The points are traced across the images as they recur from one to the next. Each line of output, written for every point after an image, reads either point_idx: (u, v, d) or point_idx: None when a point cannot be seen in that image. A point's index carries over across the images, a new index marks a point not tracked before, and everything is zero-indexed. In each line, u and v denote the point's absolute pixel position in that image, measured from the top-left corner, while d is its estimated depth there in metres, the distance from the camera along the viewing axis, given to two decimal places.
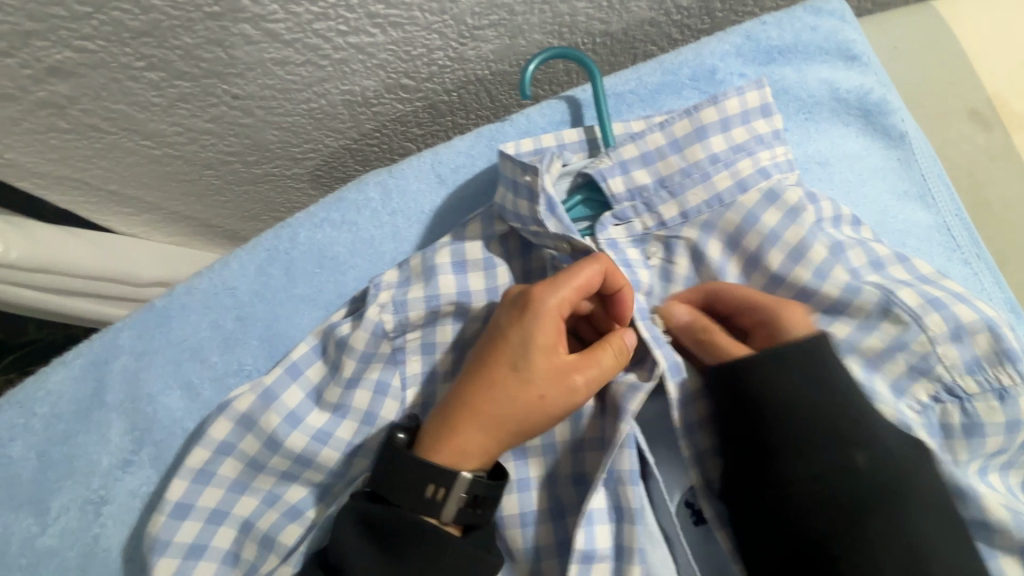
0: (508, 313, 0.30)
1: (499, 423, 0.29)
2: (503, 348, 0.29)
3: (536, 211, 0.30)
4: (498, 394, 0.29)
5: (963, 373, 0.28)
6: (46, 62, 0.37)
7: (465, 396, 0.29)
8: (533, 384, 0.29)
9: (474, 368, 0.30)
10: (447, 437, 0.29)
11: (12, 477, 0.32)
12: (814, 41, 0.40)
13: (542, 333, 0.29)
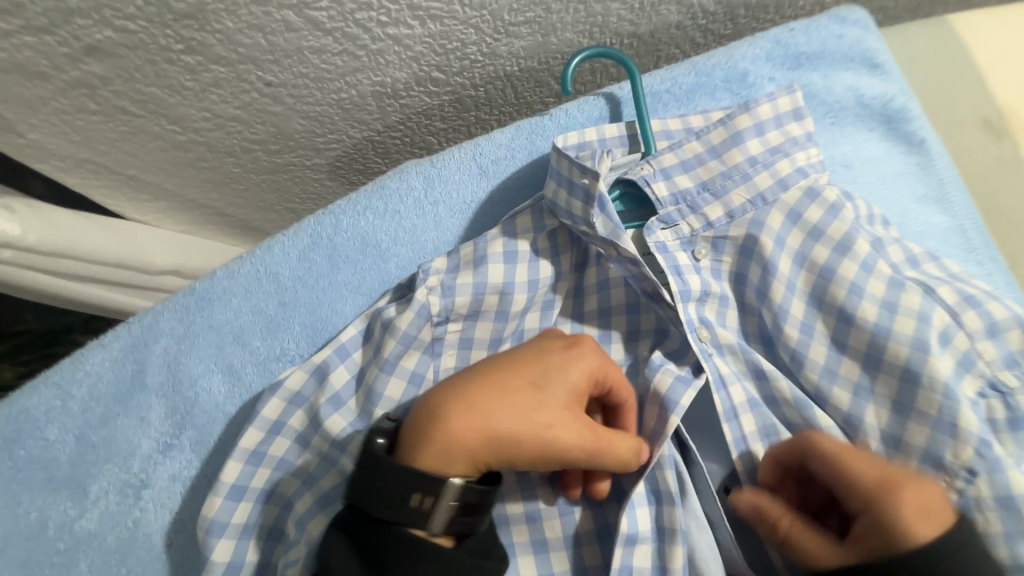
0: (549, 342, 0.30)
1: (492, 431, 0.27)
2: (535, 360, 0.29)
3: (588, 212, 0.31)
4: (507, 408, 0.27)
5: (1002, 368, 0.30)
6: (85, 41, 0.36)
7: (474, 397, 0.27)
8: (546, 413, 0.28)
9: (495, 372, 0.28)
10: (440, 436, 0.26)
11: (50, 459, 0.32)
12: (840, 49, 0.42)
13: (576, 374, 0.29)
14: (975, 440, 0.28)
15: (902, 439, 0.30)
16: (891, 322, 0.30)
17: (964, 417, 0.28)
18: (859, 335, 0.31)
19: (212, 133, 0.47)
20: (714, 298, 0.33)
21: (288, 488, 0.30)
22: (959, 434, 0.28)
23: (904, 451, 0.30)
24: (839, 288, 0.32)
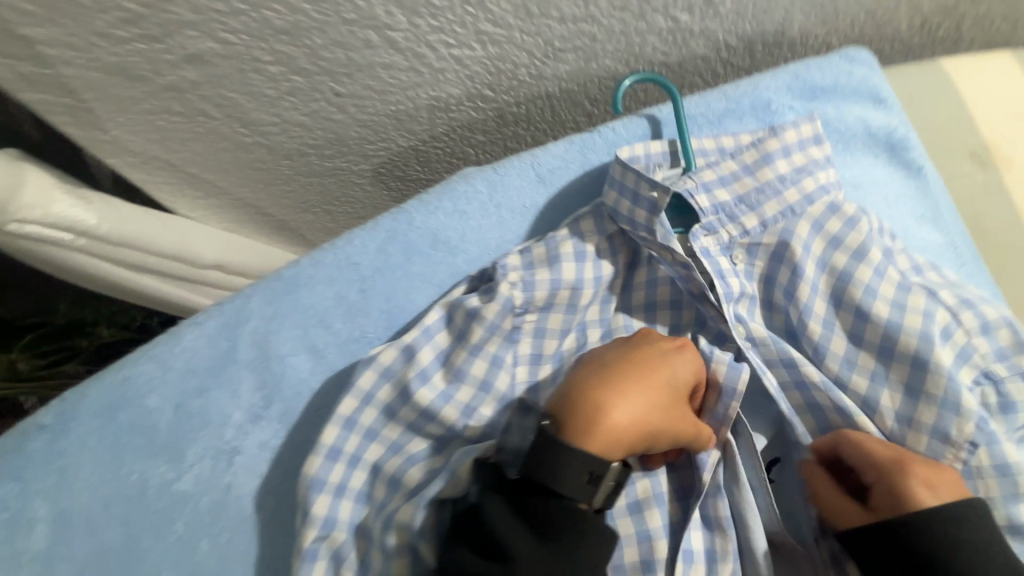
0: (660, 343, 0.34)
1: (643, 426, 0.31)
2: (666, 363, 0.33)
3: (652, 221, 0.36)
4: (651, 400, 0.32)
5: (993, 359, 0.35)
6: (188, 50, 0.40)
7: (625, 395, 0.31)
8: (674, 405, 0.33)
9: (636, 373, 0.32)
10: (605, 430, 0.30)
11: (151, 426, 0.35)
12: (849, 85, 0.48)
13: (685, 371, 0.34)
14: (973, 419, 0.33)
15: (913, 420, 0.34)
16: (901, 319, 0.35)
17: (964, 401, 0.33)
18: (874, 330, 0.36)
19: (276, 137, 0.51)
20: (747, 298, 0.38)
21: (375, 452, 0.34)
22: (959, 414, 0.33)
23: (914, 430, 0.34)
24: (857, 289, 0.36)
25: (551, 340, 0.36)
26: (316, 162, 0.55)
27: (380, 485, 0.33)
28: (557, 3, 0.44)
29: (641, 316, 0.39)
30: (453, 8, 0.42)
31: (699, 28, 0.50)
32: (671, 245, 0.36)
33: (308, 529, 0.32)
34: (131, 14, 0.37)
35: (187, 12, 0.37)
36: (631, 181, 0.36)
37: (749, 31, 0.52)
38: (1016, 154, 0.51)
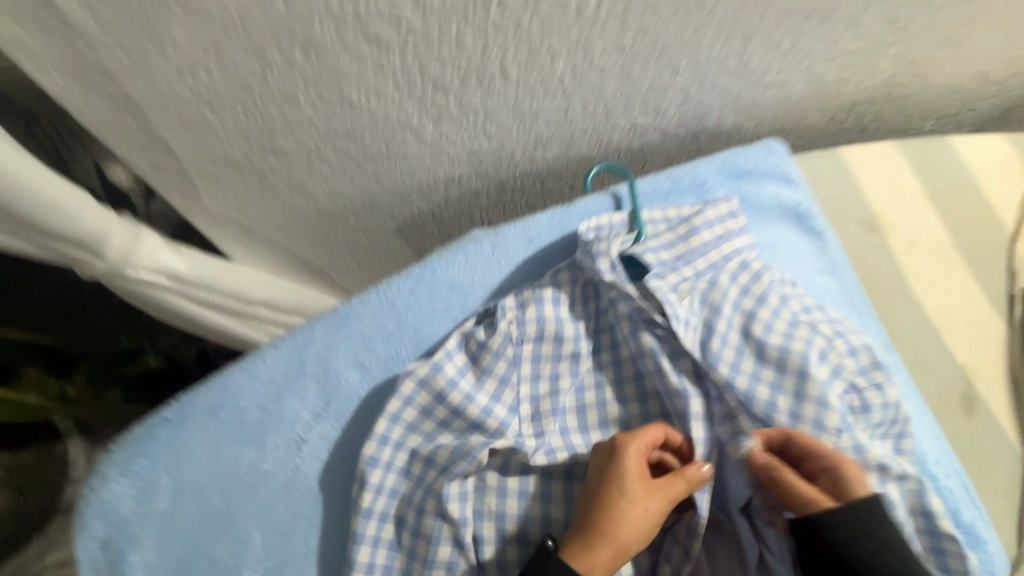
0: (605, 456, 0.45)
1: (615, 542, 0.42)
2: (611, 475, 0.44)
3: (602, 267, 0.50)
4: (614, 515, 0.43)
5: (857, 374, 0.49)
6: (274, 146, 0.55)
7: (591, 526, 0.43)
8: (633, 502, 0.43)
9: (592, 502, 0.44)
10: (581, 556, 0.42)
11: (241, 420, 0.46)
12: (766, 169, 0.63)
13: (631, 467, 0.43)
14: (841, 415, 0.46)
15: (800, 417, 0.47)
16: (790, 343, 0.49)
17: (831, 401, 0.46)
18: (771, 351, 0.49)
19: (324, 203, 0.66)
20: (690, 326, 0.49)
21: (413, 439, 0.46)
22: (829, 410, 0.46)
23: (801, 424, 0.47)
24: (759, 324, 0.50)
25: (540, 359, 0.49)
26: (352, 220, 0.70)
27: (415, 461, 0.46)
28: (545, 112, 0.59)
29: (609, 342, 0.52)
30: (468, 118, 0.57)
31: (654, 126, 0.67)
32: (621, 283, 0.49)
33: (364, 493, 0.44)
34: (242, 126, 0.51)
35: (281, 124, 0.52)
36: (587, 241, 0.52)
37: (692, 126, 0.69)
38: (896, 222, 0.66)
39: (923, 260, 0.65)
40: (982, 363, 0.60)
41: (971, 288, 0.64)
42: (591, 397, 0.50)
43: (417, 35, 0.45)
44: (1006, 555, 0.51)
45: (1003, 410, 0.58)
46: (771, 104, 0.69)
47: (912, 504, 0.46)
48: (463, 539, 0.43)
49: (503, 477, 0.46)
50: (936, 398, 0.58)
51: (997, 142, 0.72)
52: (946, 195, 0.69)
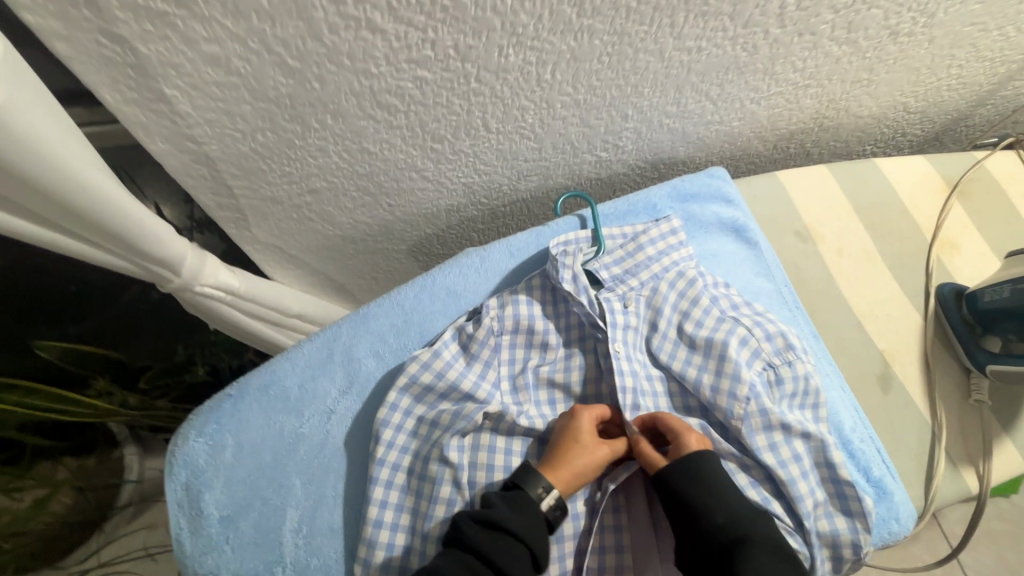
0: (567, 415, 0.58)
1: (573, 472, 0.55)
2: (570, 426, 0.57)
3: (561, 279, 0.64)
4: (572, 454, 0.55)
5: (773, 355, 0.61)
6: (310, 186, 0.70)
7: (555, 459, 0.55)
8: (585, 444, 0.56)
9: (557, 445, 0.56)
10: (548, 477, 0.54)
11: (286, 396, 0.60)
12: (709, 192, 0.76)
13: (585, 420, 0.57)
14: (755, 387, 0.58)
15: (719, 389, 0.58)
16: (714, 333, 0.61)
17: (743, 375, 0.58)
18: (700, 340, 0.61)
19: (349, 229, 0.82)
20: (631, 329, 0.64)
21: (420, 409, 0.59)
22: (741, 382, 0.57)
23: (719, 395, 0.58)
24: (691, 321, 0.63)
25: (515, 346, 0.63)
26: (372, 243, 0.86)
27: (421, 425, 0.58)
28: (522, 153, 0.74)
29: (574, 332, 0.65)
30: (461, 159, 0.72)
31: (616, 159, 0.81)
32: (576, 293, 0.63)
33: (378, 447, 0.57)
34: (286, 171, 0.67)
35: (315, 170, 0.68)
36: (553, 257, 0.66)
37: (650, 159, 0.83)
38: (827, 232, 0.78)
39: (851, 264, 0.76)
40: (898, 349, 0.71)
41: (891, 286, 0.76)
42: (559, 376, 0.62)
43: (417, 101, 0.60)
44: (912, 506, 0.61)
45: (915, 386, 0.69)
46: (716, 138, 0.82)
47: (817, 457, 0.57)
48: (460, 481, 0.55)
49: (492, 436, 0.58)
50: (858, 378, 0.69)
51: (919, 163, 0.84)
52: (875, 209, 0.80)
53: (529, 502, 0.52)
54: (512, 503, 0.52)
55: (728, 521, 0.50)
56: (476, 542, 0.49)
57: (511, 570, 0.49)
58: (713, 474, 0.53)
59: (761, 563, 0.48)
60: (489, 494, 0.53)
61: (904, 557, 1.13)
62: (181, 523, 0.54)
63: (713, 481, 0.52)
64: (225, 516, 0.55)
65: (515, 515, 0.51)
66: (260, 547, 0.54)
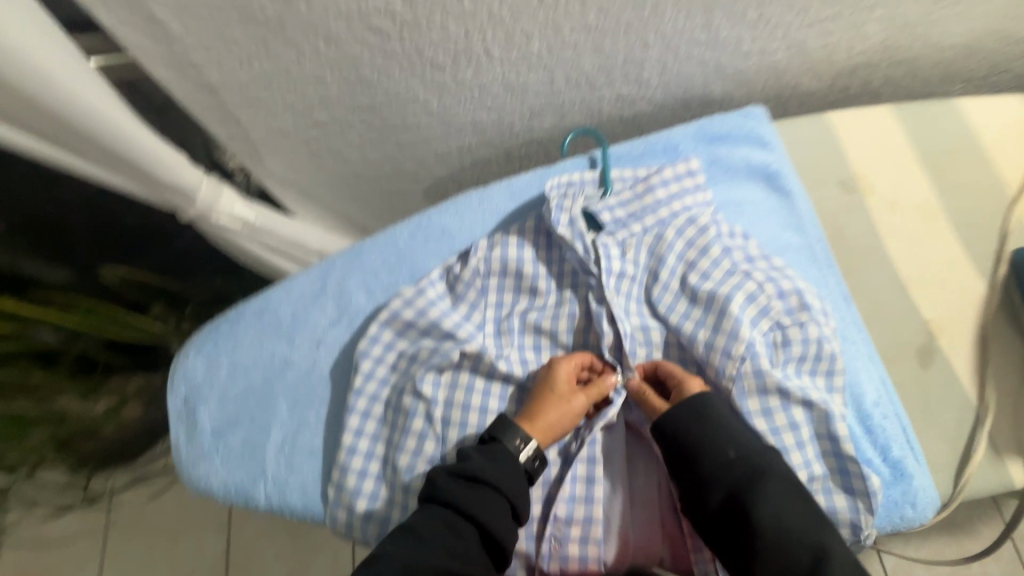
0: (545, 365, 0.57)
1: (549, 424, 0.54)
2: (547, 375, 0.56)
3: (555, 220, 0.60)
4: (548, 403, 0.54)
5: (784, 314, 0.55)
6: (315, 119, 0.70)
7: (531, 410, 0.55)
8: (561, 394, 0.55)
9: (534, 395, 0.56)
10: (524, 429, 0.53)
11: (278, 322, 0.62)
12: (741, 132, 0.67)
13: (562, 370, 0.56)
14: (750, 348, 0.53)
15: (713, 346, 0.54)
16: (719, 287, 0.56)
17: (741, 333, 0.53)
18: (702, 294, 0.56)
19: (361, 167, 0.81)
20: (627, 278, 0.59)
21: (402, 343, 0.59)
22: (737, 340, 0.53)
23: (713, 352, 0.54)
24: (697, 272, 0.57)
25: (504, 290, 0.61)
26: (386, 184, 0.86)
27: (402, 360, 0.59)
28: (532, 86, 0.68)
29: (568, 278, 0.61)
30: (466, 92, 0.68)
31: (640, 96, 0.73)
32: (562, 232, 0.60)
33: (356, 377, 0.58)
34: (288, 102, 0.66)
35: (317, 101, 0.67)
36: (551, 198, 0.62)
37: (680, 96, 0.75)
38: (880, 182, 0.68)
39: (904, 221, 0.66)
40: (948, 320, 0.62)
41: (952, 247, 0.65)
42: (547, 323, 0.60)
43: (409, 25, 0.57)
44: (934, 495, 0.54)
45: (964, 363, 0.60)
46: (758, 72, 0.72)
47: (819, 429, 0.52)
48: (433, 416, 0.55)
49: (471, 376, 0.57)
50: (892, 348, 0.61)
51: (1019, 103, 0.70)
52: (945, 159, 0.69)
53: (506, 453, 0.52)
54: (489, 455, 0.51)
55: (741, 455, 0.49)
56: (454, 494, 0.50)
57: (492, 522, 0.49)
58: (718, 417, 0.51)
59: (780, 494, 0.47)
60: (465, 448, 0.53)
61: (958, 553, 1.02)
62: (179, 432, 0.59)
63: (721, 423, 0.50)
64: (216, 429, 0.59)
65: (492, 466, 0.51)
66: (246, 460, 0.58)
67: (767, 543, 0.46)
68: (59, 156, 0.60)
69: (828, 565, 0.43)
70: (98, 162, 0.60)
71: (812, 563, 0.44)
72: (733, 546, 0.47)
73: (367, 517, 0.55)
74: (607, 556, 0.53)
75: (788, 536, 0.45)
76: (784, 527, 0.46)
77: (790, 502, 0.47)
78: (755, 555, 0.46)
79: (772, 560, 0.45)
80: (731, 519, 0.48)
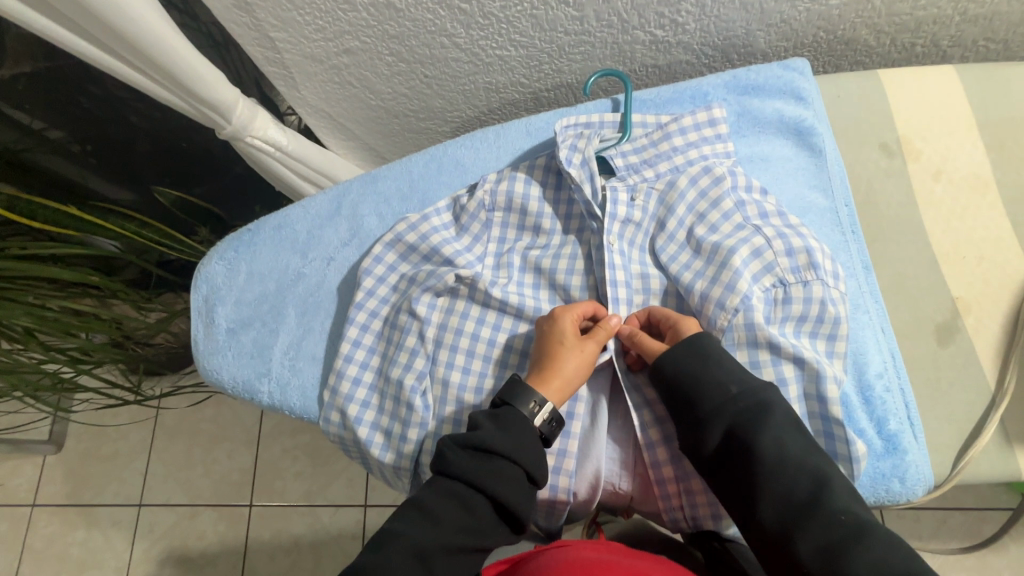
0: (546, 321, 0.55)
1: (564, 382, 0.52)
2: (554, 330, 0.54)
3: (562, 159, 0.60)
4: (560, 357, 0.53)
5: (789, 272, 0.52)
6: (346, 46, 0.71)
7: (542, 372, 0.53)
8: (571, 346, 0.53)
9: (542, 351, 0.54)
10: (542, 390, 0.52)
11: (293, 236, 0.66)
12: (778, 85, 0.63)
13: (567, 322, 0.54)
14: (742, 298, 0.52)
15: (708, 296, 0.53)
16: (725, 239, 0.54)
17: (739, 285, 0.52)
18: (706, 246, 0.54)
19: (390, 102, 0.83)
20: (632, 223, 0.58)
21: (404, 266, 0.62)
22: (732, 293, 0.52)
23: (707, 303, 0.53)
24: (705, 223, 0.56)
25: (507, 226, 0.62)
26: (414, 122, 0.87)
27: (402, 281, 0.61)
28: (561, 23, 0.66)
29: (573, 221, 0.61)
30: (494, 25, 0.67)
31: (675, 41, 0.69)
32: (569, 171, 0.59)
33: (359, 294, 0.61)
34: (320, 26, 0.68)
35: (346, 26, 0.68)
36: (563, 138, 0.61)
37: (719, 44, 0.70)
38: (927, 148, 0.63)
39: (947, 192, 0.61)
40: (978, 299, 0.58)
41: (999, 225, 0.60)
42: (547, 262, 0.60)
43: None
44: (928, 473, 0.52)
45: (987, 346, 0.56)
46: (807, 21, 0.67)
47: (808, 388, 0.50)
48: (426, 335, 0.58)
49: (467, 303, 0.59)
50: (909, 323, 0.58)
51: None
52: (1007, 128, 0.63)
53: (521, 419, 0.51)
54: (500, 423, 0.50)
55: (744, 391, 0.47)
56: (464, 468, 0.49)
57: (505, 494, 0.49)
58: (710, 349, 0.49)
59: (782, 426, 0.45)
60: (477, 416, 0.51)
61: (975, 560, 0.98)
62: (198, 327, 0.65)
63: (718, 355, 0.49)
64: (230, 327, 0.64)
65: (504, 436, 0.49)
66: (254, 358, 0.62)
67: (768, 470, 0.44)
68: (103, 60, 0.63)
69: (829, 490, 0.43)
70: (138, 66, 0.63)
71: (812, 491, 0.43)
72: (733, 480, 0.46)
73: (356, 423, 0.58)
74: (577, 488, 0.55)
75: (790, 465, 0.44)
76: (786, 457, 0.44)
77: (793, 434, 0.45)
78: (754, 483, 0.45)
79: (773, 486, 0.44)
80: (732, 451, 0.46)
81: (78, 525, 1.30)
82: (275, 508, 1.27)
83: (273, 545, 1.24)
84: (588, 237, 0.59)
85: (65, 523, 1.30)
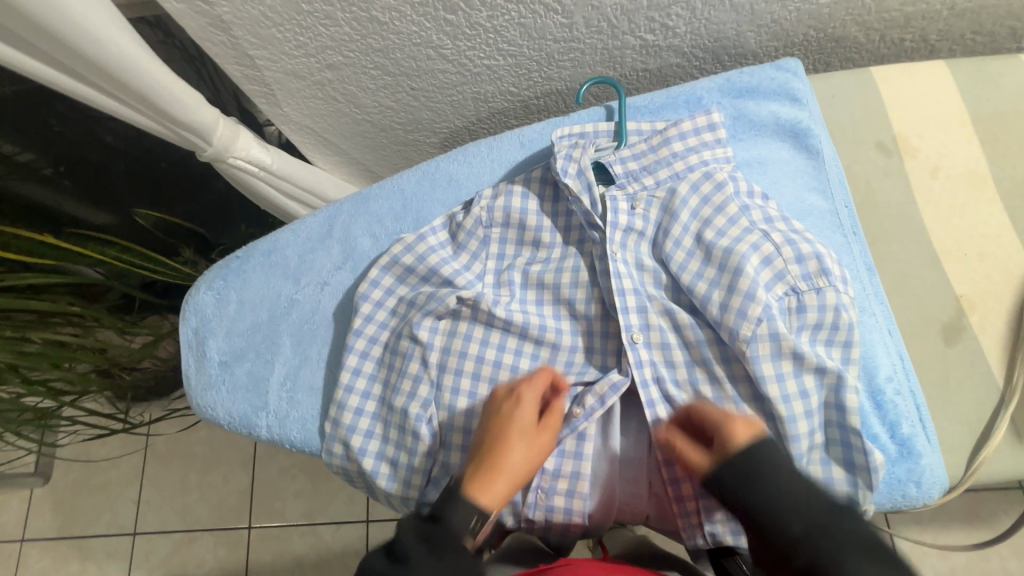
0: (504, 409, 0.52)
1: (512, 471, 0.49)
2: (514, 421, 0.51)
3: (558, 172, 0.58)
4: (513, 456, 0.50)
5: (801, 279, 0.52)
6: (329, 62, 0.69)
7: (492, 466, 0.49)
8: (527, 442, 0.51)
9: (494, 446, 0.50)
10: (485, 493, 0.48)
11: (285, 262, 0.63)
12: (772, 87, 0.62)
13: (527, 415, 0.51)
14: (762, 305, 0.50)
15: (728, 307, 0.51)
16: (735, 244, 0.52)
17: (758, 294, 0.50)
18: (717, 252, 0.53)
19: (376, 115, 0.81)
20: (635, 233, 0.57)
21: (403, 289, 0.60)
22: (753, 303, 0.50)
23: (727, 313, 0.51)
24: (712, 229, 0.54)
25: (506, 242, 0.60)
26: (401, 134, 0.85)
27: (401, 304, 0.59)
28: (550, 30, 0.65)
29: (573, 234, 0.59)
30: (481, 36, 0.65)
31: (666, 45, 0.68)
32: (565, 182, 0.58)
33: (356, 320, 0.60)
34: (300, 42, 0.66)
35: (328, 41, 0.66)
36: (559, 148, 0.60)
37: (710, 46, 0.69)
38: (922, 145, 0.62)
39: (945, 189, 0.61)
40: (982, 295, 0.58)
41: (997, 220, 0.60)
42: (549, 277, 0.58)
43: None
44: (944, 475, 0.52)
45: (993, 343, 0.56)
46: (797, 21, 0.66)
47: (828, 398, 0.50)
48: (429, 360, 0.56)
49: (469, 324, 0.57)
50: (915, 322, 0.57)
51: None
52: (1001, 122, 0.62)
53: (456, 542, 0.45)
54: (432, 546, 0.44)
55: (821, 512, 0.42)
56: None
57: None
58: (778, 462, 0.45)
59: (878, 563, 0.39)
60: (405, 543, 0.45)
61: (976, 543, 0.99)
62: (189, 360, 0.63)
63: (788, 471, 0.44)
64: (224, 359, 0.62)
65: (434, 562, 0.43)
66: (249, 391, 0.60)
67: None
68: (73, 86, 0.60)
69: None
70: (111, 92, 0.60)
71: None
72: None
73: (360, 454, 0.56)
74: (592, 510, 0.54)
75: None
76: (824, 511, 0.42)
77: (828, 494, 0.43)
78: None
79: None
80: None
81: (71, 558, 1.26)
82: (275, 529, 1.24)
83: (274, 568, 1.21)
84: (591, 250, 0.58)
85: (57, 558, 1.26)
